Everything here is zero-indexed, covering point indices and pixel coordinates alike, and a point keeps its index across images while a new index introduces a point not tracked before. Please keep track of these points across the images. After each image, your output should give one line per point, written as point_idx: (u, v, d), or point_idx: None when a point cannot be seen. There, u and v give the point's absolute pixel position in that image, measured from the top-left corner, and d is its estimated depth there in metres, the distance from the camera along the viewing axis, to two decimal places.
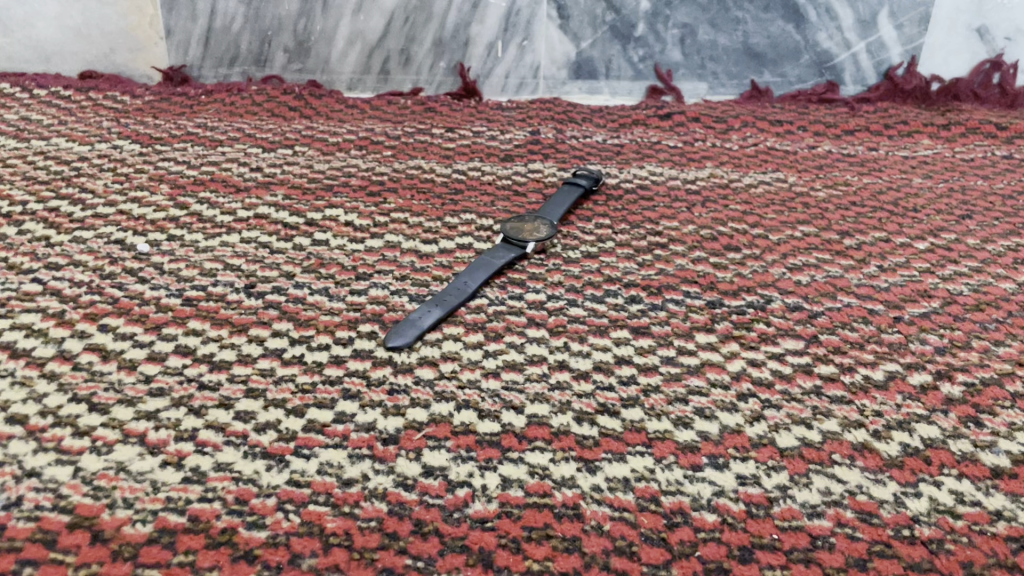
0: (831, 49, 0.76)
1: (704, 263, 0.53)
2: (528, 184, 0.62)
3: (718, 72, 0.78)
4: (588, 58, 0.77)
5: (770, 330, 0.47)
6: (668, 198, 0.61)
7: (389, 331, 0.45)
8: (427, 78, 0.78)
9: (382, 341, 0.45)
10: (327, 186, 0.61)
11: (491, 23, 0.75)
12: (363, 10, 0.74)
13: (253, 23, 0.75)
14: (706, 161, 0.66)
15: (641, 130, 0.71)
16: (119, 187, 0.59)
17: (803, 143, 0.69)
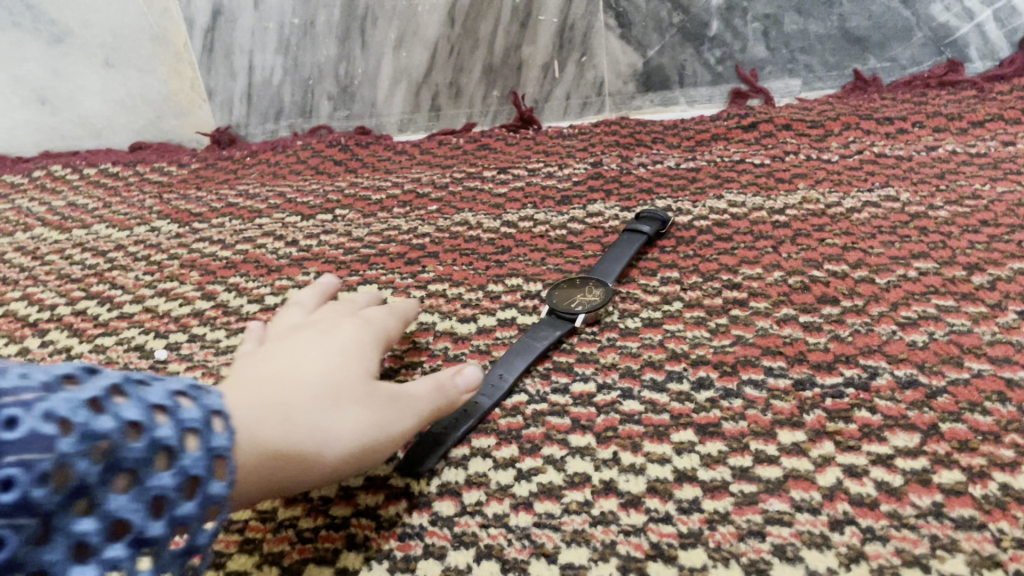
0: (949, 22, 0.64)
1: (792, 325, 0.44)
2: (584, 232, 0.54)
3: (813, 64, 0.67)
4: (658, 66, 0.69)
5: (874, 420, 0.37)
6: (751, 235, 0.52)
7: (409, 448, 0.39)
8: (481, 109, 0.71)
9: (398, 458, 0.38)
10: (363, 257, 0.55)
11: (543, 43, 0.68)
12: (404, 45, 0.68)
13: (293, 73, 0.70)
14: (798, 182, 0.56)
15: (722, 147, 0.62)
16: (149, 279, 0.55)
17: (920, 144, 0.58)
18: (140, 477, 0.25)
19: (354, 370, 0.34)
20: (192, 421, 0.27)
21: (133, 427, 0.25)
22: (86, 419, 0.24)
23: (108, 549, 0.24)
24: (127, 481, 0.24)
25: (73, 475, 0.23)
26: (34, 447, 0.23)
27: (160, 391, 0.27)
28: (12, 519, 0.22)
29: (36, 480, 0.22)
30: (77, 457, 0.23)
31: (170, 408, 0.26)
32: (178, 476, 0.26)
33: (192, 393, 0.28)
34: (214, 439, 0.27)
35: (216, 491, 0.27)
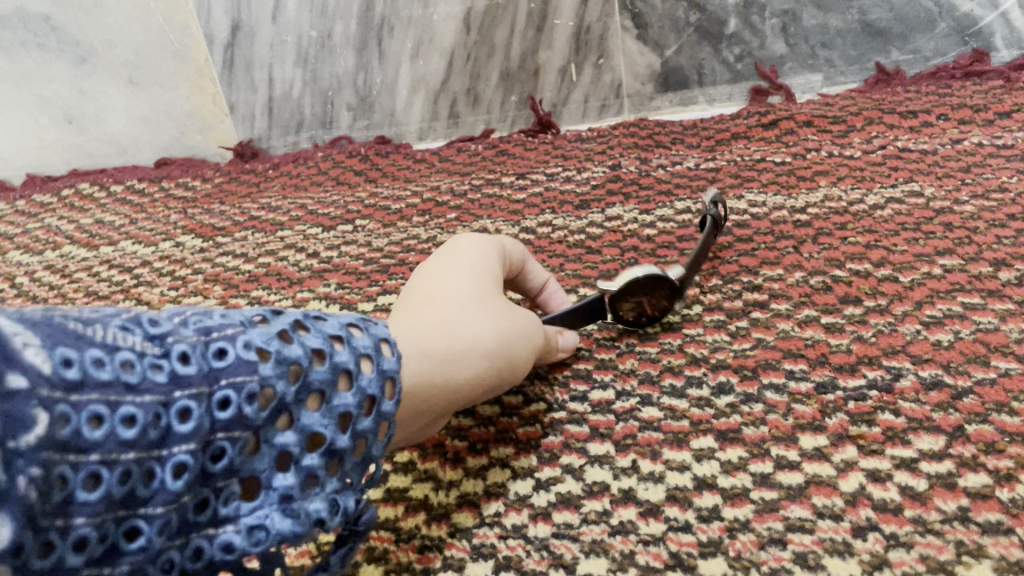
0: (973, 11, 0.62)
1: (814, 326, 0.43)
2: (603, 236, 0.54)
3: (834, 58, 0.66)
4: (677, 66, 0.68)
5: (898, 423, 0.37)
6: (771, 235, 0.51)
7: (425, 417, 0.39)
8: (499, 116, 0.71)
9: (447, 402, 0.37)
10: (383, 267, 0.55)
11: (559, 46, 0.68)
12: (421, 54, 0.68)
13: (313, 85, 0.71)
14: (820, 180, 0.55)
15: (742, 146, 0.61)
16: (174, 294, 0.56)
17: (945, 137, 0.57)
18: (327, 397, 0.27)
19: (484, 290, 0.38)
20: (364, 349, 0.29)
21: (319, 354, 0.27)
22: (280, 348, 0.26)
23: (310, 456, 0.26)
24: (318, 399, 0.26)
25: (275, 395, 0.25)
26: (244, 369, 0.24)
27: (333, 326, 0.29)
28: (230, 433, 0.23)
29: (247, 398, 0.24)
30: (279, 375, 0.25)
31: (344, 338, 0.28)
32: (360, 395, 0.28)
33: (358, 326, 0.30)
34: (384, 363, 0.29)
35: (386, 409, 0.29)
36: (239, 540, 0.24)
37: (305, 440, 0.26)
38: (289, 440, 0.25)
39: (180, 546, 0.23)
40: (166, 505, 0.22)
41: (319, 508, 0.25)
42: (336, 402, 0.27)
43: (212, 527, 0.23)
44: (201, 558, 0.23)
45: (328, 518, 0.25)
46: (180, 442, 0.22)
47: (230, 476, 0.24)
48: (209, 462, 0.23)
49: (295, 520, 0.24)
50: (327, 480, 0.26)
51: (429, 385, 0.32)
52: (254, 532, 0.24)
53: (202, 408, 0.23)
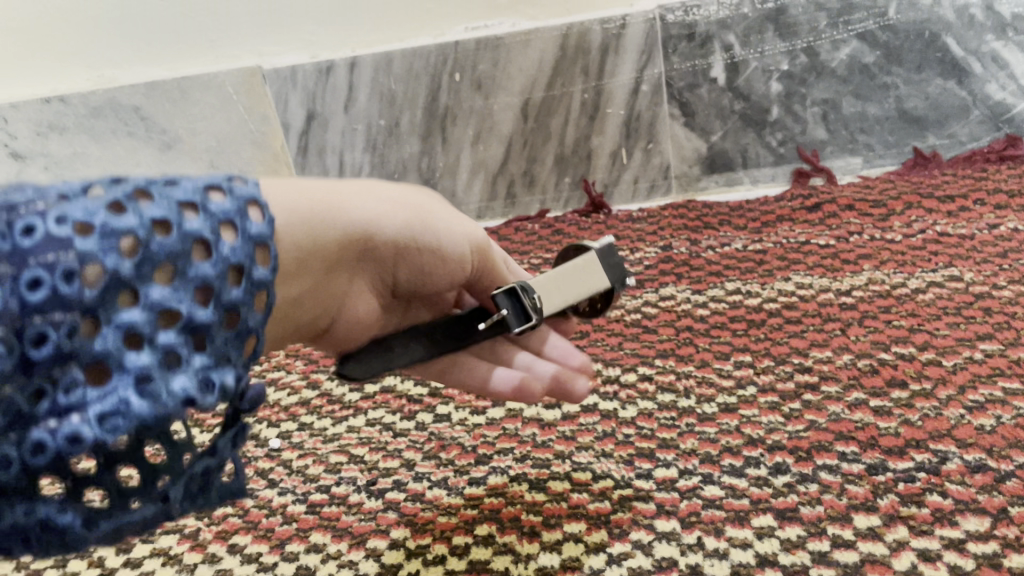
0: (1006, 100, 0.66)
1: (864, 409, 0.46)
2: (658, 315, 0.58)
3: (873, 143, 0.69)
4: (722, 150, 0.72)
5: (946, 504, 0.40)
6: (819, 317, 0.54)
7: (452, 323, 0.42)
8: (554, 196, 0.76)
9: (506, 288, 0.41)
10: None
11: (611, 133, 0.72)
12: (482, 139, 0.74)
13: (380, 169, 0.76)
14: (863, 263, 0.59)
15: (787, 228, 0.65)
16: (259, 368, 0.60)
17: (983, 222, 0.60)
18: (179, 268, 0.26)
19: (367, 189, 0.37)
20: (223, 210, 0.28)
21: (162, 225, 0.26)
22: (105, 219, 0.25)
23: (164, 333, 0.25)
24: (162, 269, 0.26)
25: (102, 269, 0.24)
26: (57, 248, 0.24)
27: (189, 188, 0.28)
28: (46, 314, 0.23)
29: (63, 278, 0.24)
30: (106, 250, 0.24)
31: (199, 205, 0.27)
32: (220, 266, 0.27)
33: (224, 187, 0.29)
34: (248, 228, 0.29)
35: (260, 276, 0.29)
36: (88, 431, 0.23)
37: (151, 311, 0.25)
38: (133, 318, 0.24)
39: (17, 441, 0.23)
40: None
41: (182, 387, 0.25)
42: (183, 274, 0.26)
43: (51, 421, 0.23)
44: (44, 452, 0.23)
45: (198, 397, 0.25)
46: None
47: (65, 364, 0.24)
48: (28, 347, 0.23)
49: (145, 396, 0.24)
50: (186, 355, 0.25)
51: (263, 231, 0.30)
52: (105, 419, 0.23)
53: (3, 291, 0.23)
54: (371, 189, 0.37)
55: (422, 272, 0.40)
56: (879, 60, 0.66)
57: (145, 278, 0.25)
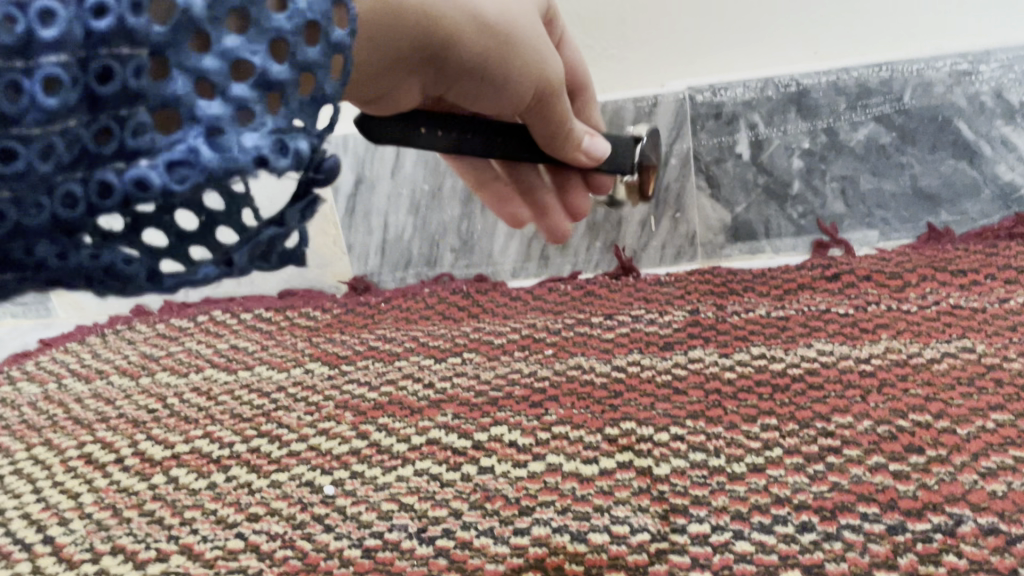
0: (1015, 180, 0.70)
1: (883, 472, 0.49)
2: (687, 377, 0.62)
3: (889, 217, 0.74)
4: (746, 221, 0.76)
5: (961, 563, 0.43)
6: (840, 383, 0.58)
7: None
8: (585, 259, 0.80)
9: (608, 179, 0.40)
10: (492, 399, 0.63)
11: (641, 202, 0.77)
12: None
13: (422, 229, 0.82)
14: (881, 332, 0.62)
15: (808, 296, 0.69)
16: (311, 418, 0.64)
17: (993, 296, 0.64)
18: (252, 17, 0.24)
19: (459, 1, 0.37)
20: None
21: None
22: None
23: (237, 87, 0.24)
24: (237, 13, 0.24)
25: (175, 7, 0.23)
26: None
27: None
28: (114, 48, 0.22)
29: (131, 9, 0.22)
30: None
31: None
32: (296, 20, 0.25)
33: None
34: None
35: (336, 39, 0.27)
36: (156, 176, 0.23)
37: (220, 54, 0.24)
38: (206, 64, 0.24)
39: (83, 179, 0.23)
40: (41, 124, 0.22)
41: (255, 144, 0.24)
42: (256, 23, 0.25)
43: (118, 163, 0.23)
44: (112, 195, 0.23)
45: (271, 157, 0.24)
46: (46, 52, 0.21)
47: (137, 100, 0.23)
48: (95, 82, 0.22)
49: (219, 153, 0.23)
50: (263, 118, 0.25)
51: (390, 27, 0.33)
52: (174, 169, 0.23)
53: (69, 12, 0.21)
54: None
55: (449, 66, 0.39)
56: (894, 141, 0.71)
57: (216, 21, 0.24)
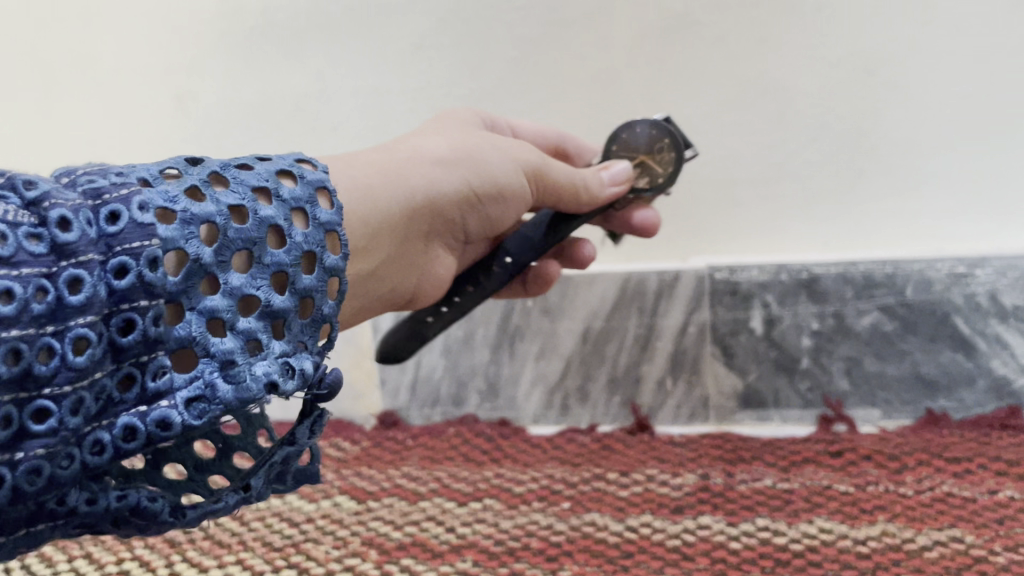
0: (1007, 374, 0.75)
1: None
2: (696, 543, 0.65)
3: (890, 397, 0.78)
4: (755, 389, 0.81)
5: None
6: (836, 563, 0.60)
7: (432, 317, 0.68)
8: (603, 411, 0.85)
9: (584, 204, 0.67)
10: (510, 549, 0.66)
11: (659, 362, 0.82)
12: (544, 356, 0.85)
13: (452, 370, 0.87)
14: (878, 514, 0.66)
15: (812, 471, 0.73)
16: (337, 553, 0.67)
17: (983, 487, 0.68)
18: (256, 255, 0.39)
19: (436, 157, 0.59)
20: (289, 198, 0.42)
21: (237, 213, 0.39)
22: (188, 209, 0.37)
23: (243, 321, 0.37)
24: (234, 252, 0.38)
25: (189, 258, 0.36)
26: (139, 239, 0.34)
27: (261, 181, 0.42)
28: (133, 301, 0.33)
29: (146, 266, 0.33)
30: (189, 239, 0.36)
31: (271, 196, 0.41)
32: (290, 253, 0.40)
33: (294, 177, 0.44)
34: (316, 214, 0.43)
35: (329, 260, 0.43)
36: (175, 416, 0.33)
37: (224, 290, 0.37)
38: (216, 304, 0.36)
39: (108, 428, 0.33)
40: (72, 380, 0.31)
41: (266, 374, 0.36)
42: (258, 260, 0.39)
43: (136, 405, 0.33)
44: (135, 436, 0.33)
45: (278, 382, 0.36)
46: (74, 315, 0.31)
47: (156, 347, 0.34)
48: (119, 332, 0.33)
49: (233, 385, 0.35)
50: (265, 345, 0.37)
51: (372, 196, 0.52)
52: (191, 407, 0.34)
53: (93, 278, 0.32)
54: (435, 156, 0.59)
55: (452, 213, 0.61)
56: (897, 329, 0.77)
57: (222, 265, 0.37)
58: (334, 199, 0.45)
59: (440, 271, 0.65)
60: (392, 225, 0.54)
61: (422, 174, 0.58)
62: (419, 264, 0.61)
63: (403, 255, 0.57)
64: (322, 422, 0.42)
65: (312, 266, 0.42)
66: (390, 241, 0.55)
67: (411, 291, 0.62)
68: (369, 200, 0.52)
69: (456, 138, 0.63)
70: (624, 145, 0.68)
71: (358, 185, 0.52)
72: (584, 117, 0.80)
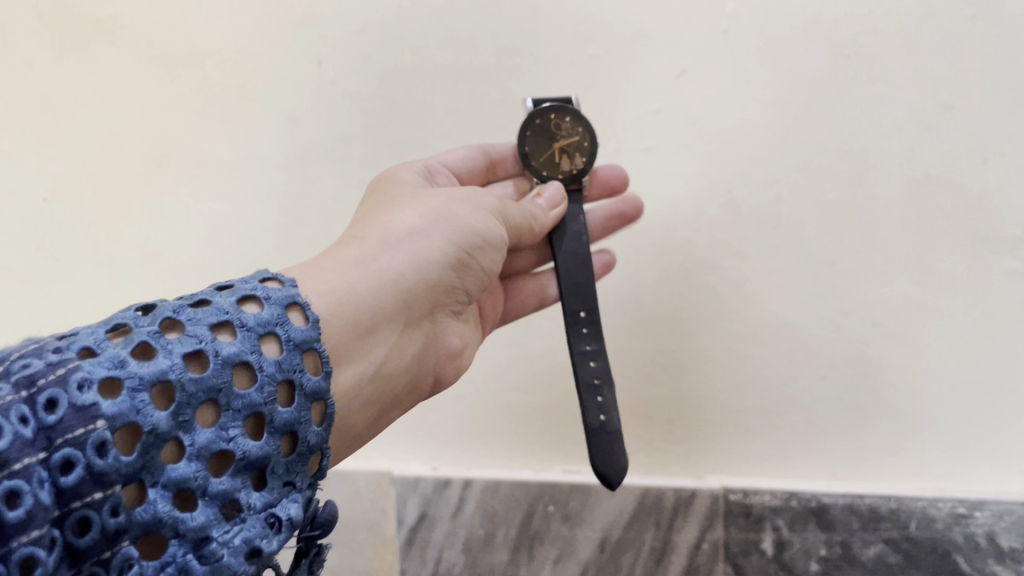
0: None
1: None
2: None
3: None
4: None
5: None
6: None
7: (602, 416, 0.72)
8: None
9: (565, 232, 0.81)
10: None
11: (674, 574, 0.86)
12: (562, 559, 0.88)
13: (471, 567, 0.90)
14: None
15: None
16: None
17: None
18: (224, 404, 0.45)
19: (404, 232, 0.67)
20: (251, 326, 0.48)
21: (198, 358, 0.45)
22: (141, 375, 0.41)
23: (218, 482, 0.43)
24: (194, 408, 0.43)
25: (148, 429, 0.40)
26: (84, 425, 0.38)
27: (217, 315, 0.48)
28: (82, 496, 0.37)
29: (97, 453, 0.37)
30: (146, 408, 0.40)
31: (234, 330, 0.47)
32: (259, 389, 0.46)
33: (255, 304, 0.50)
34: (280, 337, 0.50)
35: (307, 380, 0.50)
36: None
37: (190, 452, 0.42)
38: (182, 474, 0.41)
39: None
40: None
41: (240, 542, 0.42)
42: (225, 408, 0.45)
43: None
44: None
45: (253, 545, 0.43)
46: (17, 533, 0.34)
47: (116, 540, 0.38)
48: (75, 533, 0.37)
49: (207, 562, 0.40)
50: (236, 504, 0.43)
51: (357, 299, 0.59)
52: None
53: (34, 488, 0.35)
54: (403, 230, 0.67)
55: (439, 284, 0.69)
56: (901, 560, 0.80)
57: (185, 425, 0.42)
58: (308, 312, 0.53)
59: (447, 356, 0.73)
60: (384, 315, 0.62)
61: (404, 257, 0.65)
62: (433, 345, 0.71)
63: (405, 342, 0.65)
64: (322, 558, 0.51)
65: (290, 395, 0.49)
66: (390, 332, 0.63)
67: (426, 382, 0.71)
68: (354, 302, 0.59)
69: (422, 204, 0.70)
70: (536, 152, 0.81)
71: (343, 289, 0.59)
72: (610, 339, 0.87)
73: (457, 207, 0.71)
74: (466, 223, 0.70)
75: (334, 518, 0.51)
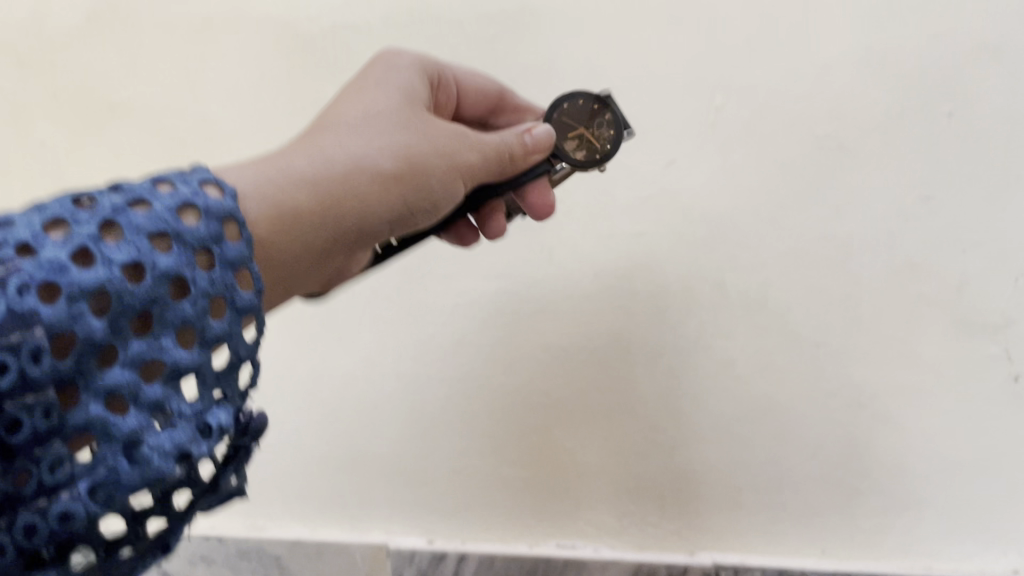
0: None
1: None
2: None
3: None
4: None
5: None
6: None
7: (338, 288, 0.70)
8: None
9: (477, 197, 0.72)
10: None
11: None
12: None
13: None
14: None
15: None
16: None
17: None
18: (160, 314, 0.41)
19: (363, 163, 0.61)
20: (188, 236, 0.44)
21: (131, 266, 0.41)
22: (71, 280, 0.38)
23: (150, 388, 0.40)
24: (129, 318, 0.40)
25: (76, 338, 0.38)
26: (20, 330, 0.36)
27: (157, 216, 0.43)
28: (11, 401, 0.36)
29: (29, 362, 0.36)
30: (75, 319, 0.38)
31: (169, 238, 0.43)
32: (195, 301, 0.43)
33: (191, 210, 0.45)
34: (219, 252, 0.46)
35: (242, 297, 0.46)
36: (72, 508, 0.37)
37: (124, 360, 0.40)
38: (117, 380, 0.39)
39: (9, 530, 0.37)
40: None
41: (174, 444, 0.39)
42: (158, 319, 0.41)
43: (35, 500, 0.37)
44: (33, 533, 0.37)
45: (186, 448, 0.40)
46: None
47: (43, 442, 0.37)
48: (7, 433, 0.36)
49: (136, 465, 0.38)
50: (169, 408, 0.40)
51: (280, 215, 0.54)
52: (91, 495, 0.37)
53: None
54: (367, 168, 0.61)
55: (388, 227, 0.65)
56: None
57: (120, 337, 0.40)
58: (242, 229, 0.48)
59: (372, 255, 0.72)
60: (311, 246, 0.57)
61: (350, 191, 0.60)
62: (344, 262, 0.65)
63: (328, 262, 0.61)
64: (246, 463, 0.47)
65: (223, 308, 0.45)
66: (310, 261, 0.59)
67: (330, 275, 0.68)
68: (275, 222, 0.54)
69: (393, 139, 0.64)
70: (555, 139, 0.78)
71: (277, 202, 0.55)
72: (577, 408, 0.89)
73: (433, 160, 0.65)
74: (431, 180, 0.65)
75: (264, 426, 0.49)
